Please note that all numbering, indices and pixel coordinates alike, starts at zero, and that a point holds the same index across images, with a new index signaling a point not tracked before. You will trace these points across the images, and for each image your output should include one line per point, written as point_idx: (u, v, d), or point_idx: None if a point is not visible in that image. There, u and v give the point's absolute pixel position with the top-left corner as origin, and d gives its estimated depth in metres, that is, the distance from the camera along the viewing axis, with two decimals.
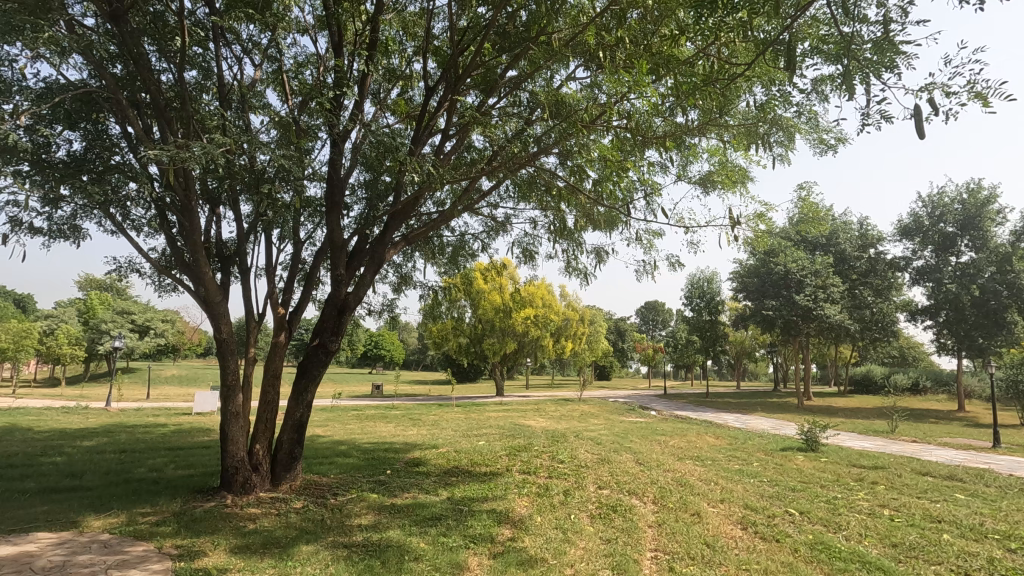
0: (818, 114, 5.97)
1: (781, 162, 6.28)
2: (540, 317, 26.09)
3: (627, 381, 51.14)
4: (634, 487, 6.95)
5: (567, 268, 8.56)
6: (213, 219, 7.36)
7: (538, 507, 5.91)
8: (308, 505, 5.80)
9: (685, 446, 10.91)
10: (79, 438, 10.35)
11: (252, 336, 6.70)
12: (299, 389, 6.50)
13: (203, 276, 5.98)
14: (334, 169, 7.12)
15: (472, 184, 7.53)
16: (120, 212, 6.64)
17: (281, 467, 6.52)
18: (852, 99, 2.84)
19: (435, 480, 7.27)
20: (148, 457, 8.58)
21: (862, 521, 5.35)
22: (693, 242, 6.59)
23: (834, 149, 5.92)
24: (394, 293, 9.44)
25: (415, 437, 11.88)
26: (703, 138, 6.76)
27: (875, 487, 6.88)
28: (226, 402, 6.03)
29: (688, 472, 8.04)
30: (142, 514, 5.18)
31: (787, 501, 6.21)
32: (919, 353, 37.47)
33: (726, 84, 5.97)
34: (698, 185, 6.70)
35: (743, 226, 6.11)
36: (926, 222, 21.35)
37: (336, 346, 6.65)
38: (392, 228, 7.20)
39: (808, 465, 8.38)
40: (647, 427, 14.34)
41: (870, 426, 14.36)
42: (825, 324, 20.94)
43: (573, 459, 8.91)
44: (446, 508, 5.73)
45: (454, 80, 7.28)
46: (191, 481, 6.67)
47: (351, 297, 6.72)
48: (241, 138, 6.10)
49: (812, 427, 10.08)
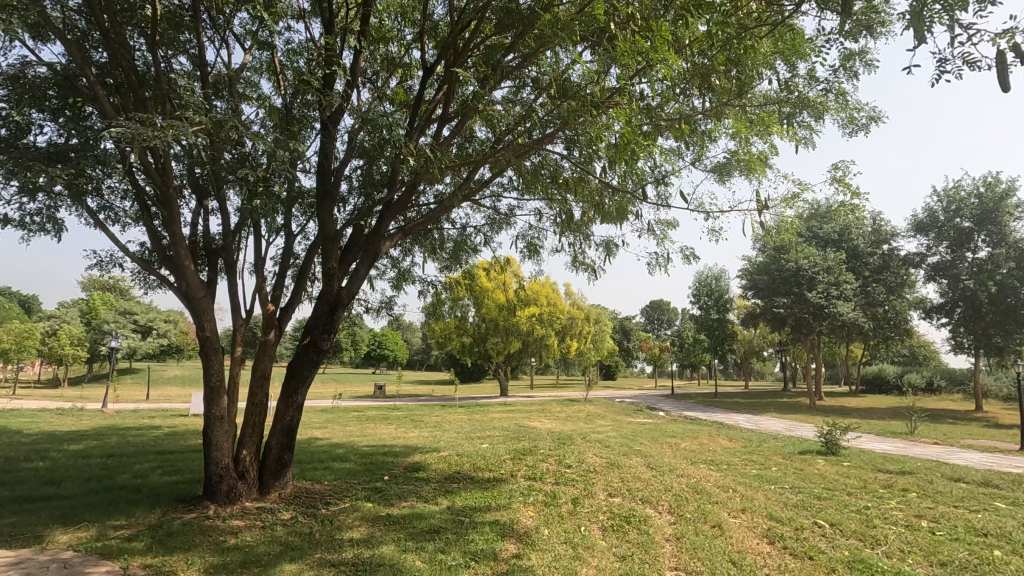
0: (848, 92, 5.56)
1: (807, 145, 5.82)
2: (544, 316, 25.53)
3: (634, 381, 50.56)
4: (647, 495, 6.49)
5: (574, 262, 8.13)
6: (200, 212, 6.94)
7: (545, 518, 5.45)
8: (297, 516, 5.39)
9: (697, 449, 10.45)
10: (67, 442, 9.96)
11: (239, 334, 6.28)
12: (289, 391, 6.07)
13: (183, 270, 5.54)
14: (326, 157, 6.72)
15: (473, 173, 7.09)
16: (100, 203, 6.23)
17: (270, 474, 6.11)
18: (920, 46, 2.40)
19: (435, 487, 6.84)
20: (134, 462, 8.18)
21: (901, 535, 4.89)
22: (715, 230, 6.09)
23: (865, 129, 5.49)
24: (393, 290, 9.02)
25: (415, 439, 11.46)
26: (720, 122, 6.33)
27: (907, 495, 6.41)
28: (210, 405, 5.61)
29: (703, 478, 7.57)
30: (113, 527, 4.76)
31: (814, 511, 5.76)
32: (930, 352, 36.84)
33: (748, 59, 5.53)
34: (717, 171, 6.26)
35: (770, 212, 5.60)
36: (941, 218, 20.77)
37: (329, 344, 6.20)
38: (388, 219, 6.75)
39: (830, 469, 7.91)
40: (656, 429, 13.82)
41: (889, 428, 13.81)
42: (838, 322, 20.51)
43: (581, 464, 8.44)
44: (446, 519, 5.30)
45: (454, 63, 6.83)
46: (174, 488, 6.28)
47: (344, 292, 6.30)
48: (219, 119, 5.62)
49: (832, 429, 9.59)
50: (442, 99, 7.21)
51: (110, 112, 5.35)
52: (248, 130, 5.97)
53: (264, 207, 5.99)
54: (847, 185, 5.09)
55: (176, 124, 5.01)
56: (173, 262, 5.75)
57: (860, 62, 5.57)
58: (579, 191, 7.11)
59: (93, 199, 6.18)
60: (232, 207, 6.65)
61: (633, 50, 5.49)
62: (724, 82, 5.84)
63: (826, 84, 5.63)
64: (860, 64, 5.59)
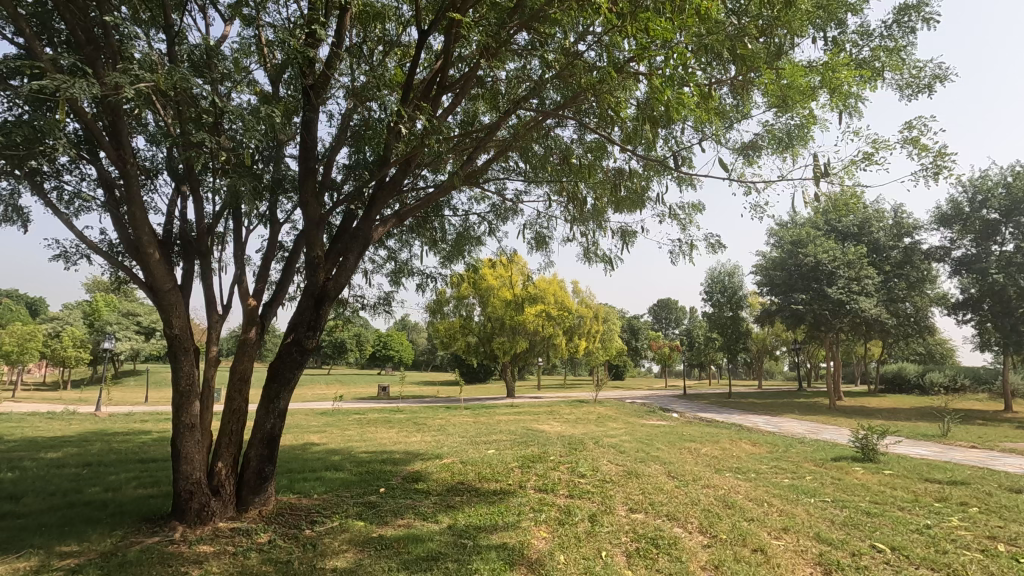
0: (904, 49, 4.84)
1: (852, 114, 5.12)
2: (552, 313, 24.81)
3: (643, 381, 49.84)
4: (673, 510, 5.77)
5: (586, 254, 7.42)
6: (177, 200, 6.26)
7: (560, 541, 4.76)
8: (275, 539, 4.73)
9: (720, 454, 9.68)
10: (45, 449, 9.32)
11: (215, 331, 5.64)
12: (270, 395, 5.38)
13: (147, 258, 4.82)
14: (310, 135, 5.98)
15: (474, 151, 6.35)
16: (60, 190, 5.52)
17: (248, 489, 5.44)
18: None
19: (436, 501, 6.15)
20: (110, 472, 7.52)
21: (982, 565, 4.16)
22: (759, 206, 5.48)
23: (929, 90, 4.80)
24: (392, 285, 8.36)
25: (418, 445, 10.75)
26: (752, 98, 5.64)
27: (969, 510, 5.67)
28: (179, 413, 4.95)
29: (732, 490, 6.83)
30: (59, 556, 4.12)
31: (868, 531, 5.04)
32: (948, 351, 35.95)
33: (787, 10, 4.78)
34: (748, 149, 5.63)
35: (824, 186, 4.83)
36: (966, 209, 19.87)
37: (313, 343, 5.50)
38: (380, 202, 6.00)
39: (872, 479, 7.15)
40: (671, 431, 13.11)
41: (921, 430, 12.99)
42: (860, 319, 19.67)
43: (595, 473, 7.71)
44: (446, 543, 4.61)
45: (454, 27, 6.04)
46: (144, 504, 5.61)
47: (331, 285, 5.62)
48: (173, 77, 4.62)
49: (868, 432, 8.84)
50: (440, 70, 6.36)
51: (41, 58, 4.25)
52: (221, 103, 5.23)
53: (240, 189, 5.26)
54: (925, 146, 4.33)
55: (123, 80, 4.15)
56: (136, 250, 5.00)
57: (916, 13, 4.84)
58: (591, 177, 6.44)
59: (53, 184, 5.46)
60: (211, 193, 5.96)
61: (656, 21, 4.74)
62: (755, 48, 5.21)
63: (876, 38, 4.98)
64: (918, 19, 4.89)
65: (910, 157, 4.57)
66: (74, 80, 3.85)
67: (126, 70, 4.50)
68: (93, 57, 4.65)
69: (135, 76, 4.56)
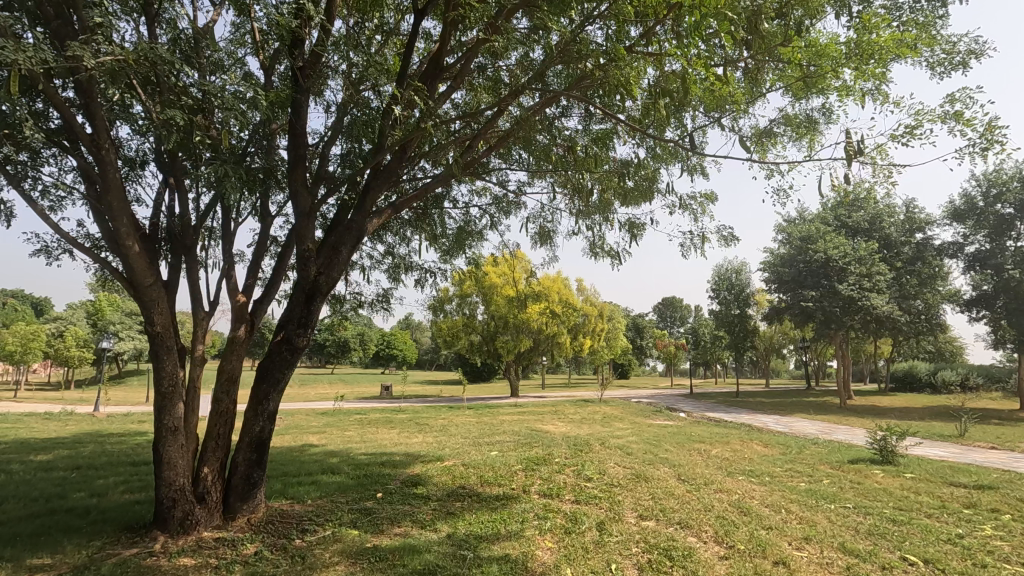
0: (932, 24, 4.54)
1: (877, 96, 4.78)
2: (555, 311, 24.65)
3: (647, 381, 49.33)
4: (685, 517, 5.45)
5: (592, 249, 7.10)
6: (163, 192, 5.96)
7: (567, 552, 4.45)
8: (262, 550, 4.43)
9: (730, 456, 9.35)
10: (35, 452, 9.06)
11: (202, 329, 5.35)
12: (258, 396, 5.09)
13: (125, 251, 4.50)
14: (301, 122, 5.64)
15: (474, 139, 5.99)
16: (38, 182, 5.23)
17: (236, 496, 5.15)
18: None
19: (435, 507, 5.85)
20: (100, 476, 7.27)
21: None
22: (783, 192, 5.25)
23: (964, 67, 4.48)
24: (390, 281, 8.06)
25: (419, 446, 10.45)
26: (768, 82, 5.27)
27: (1001, 518, 5.32)
28: (161, 414, 4.66)
29: (747, 494, 6.49)
30: (28, 570, 3.85)
31: (896, 540, 4.71)
32: (957, 348, 35.44)
33: None
34: (766, 134, 5.28)
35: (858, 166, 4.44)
36: (980, 204, 19.38)
37: (304, 341, 5.20)
38: (375, 192, 5.66)
39: (893, 483, 6.79)
40: (679, 431, 12.76)
41: (937, 430, 12.62)
42: (871, 316, 19.25)
43: (602, 476, 7.39)
44: (444, 555, 4.29)
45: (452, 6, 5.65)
46: (129, 512, 5.34)
47: (322, 280, 5.29)
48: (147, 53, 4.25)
49: (885, 432, 8.48)
50: (438, 54, 6.01)
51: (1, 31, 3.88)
52: (203, 85, 4.89)
53: (226, 178, 4.95)
54: (970, 120, 4.00)
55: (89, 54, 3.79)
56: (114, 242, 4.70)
57: None
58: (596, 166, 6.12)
59: (28, 173, 5.16)
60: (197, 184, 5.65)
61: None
62: (776, 26, 4.81)
63: (906, 12, 4.66)
64: None
65: (953, 133, 4.24)
66: (26, 49, 3.47)
67: (95, 45, 4.14)
68: (62, 32, 4.31)
69: (108, 53, 4.21)
